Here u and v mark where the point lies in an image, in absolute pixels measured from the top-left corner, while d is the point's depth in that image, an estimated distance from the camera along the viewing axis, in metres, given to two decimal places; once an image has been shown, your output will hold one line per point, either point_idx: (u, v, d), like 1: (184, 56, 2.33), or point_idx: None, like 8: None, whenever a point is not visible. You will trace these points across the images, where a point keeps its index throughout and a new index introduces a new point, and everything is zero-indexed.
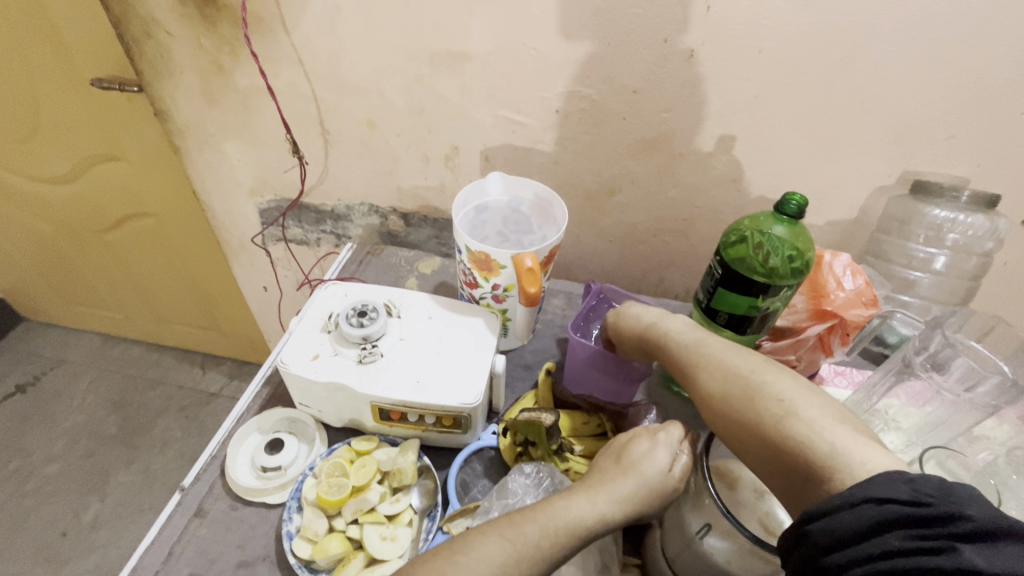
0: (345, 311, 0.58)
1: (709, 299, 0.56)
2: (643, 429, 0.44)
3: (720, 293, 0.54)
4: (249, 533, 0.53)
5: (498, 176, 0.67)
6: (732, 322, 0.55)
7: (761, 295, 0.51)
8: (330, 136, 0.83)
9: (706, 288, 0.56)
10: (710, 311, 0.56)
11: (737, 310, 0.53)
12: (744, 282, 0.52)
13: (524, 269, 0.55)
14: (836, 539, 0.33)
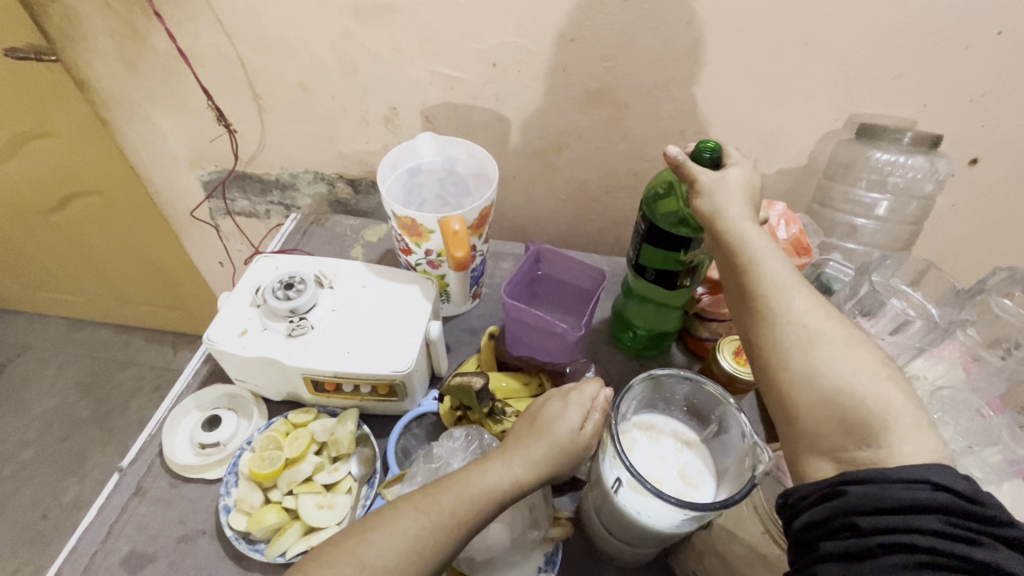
0: (272, 285, 0.56)
1: (636, 257, 0.55)
2: (557, 390, 0.45)
3: (644, 250, 0.54)
4: (190, 508, 0.53)
5: (426, 136, 0.63)
6: (661, 279, 0.55)
7: (684, 250, 0.51)
8: (263, 101, 0.79)
9: (633, 245, 0.56)
10: (638, 269, 0.56)
11: (664, 266, 0.53)
12: (667, 238, 0.51)
13: (451, 233, 0.54)
14: (877, 503, 0.29)
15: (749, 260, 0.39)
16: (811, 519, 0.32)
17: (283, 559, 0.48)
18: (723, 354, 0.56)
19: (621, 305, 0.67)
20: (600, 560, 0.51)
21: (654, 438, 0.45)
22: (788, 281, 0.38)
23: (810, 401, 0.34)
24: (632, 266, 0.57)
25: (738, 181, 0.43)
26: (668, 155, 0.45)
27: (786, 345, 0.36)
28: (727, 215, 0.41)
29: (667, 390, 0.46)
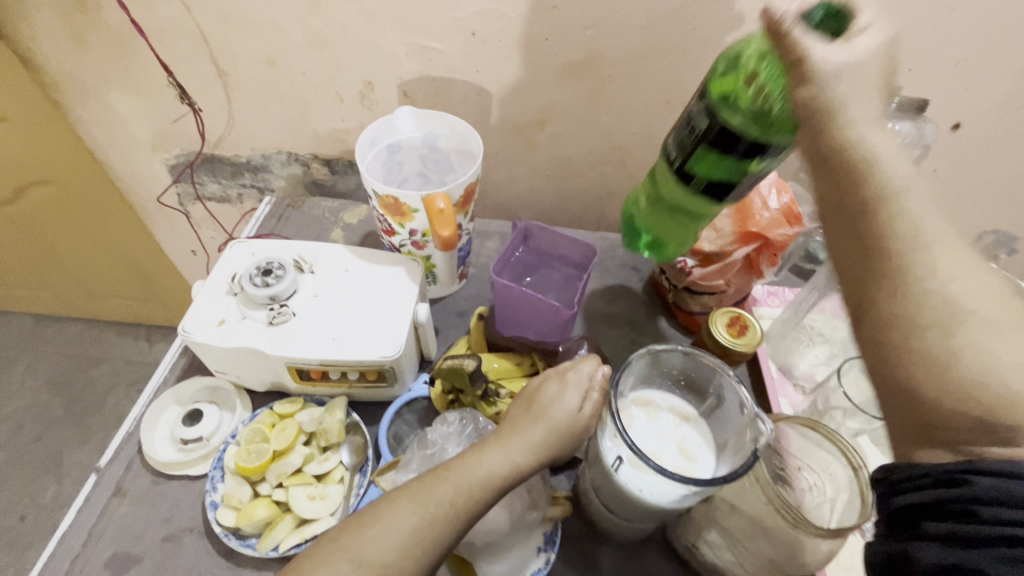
0: (248, 271, 0.53)
1: (687, 160, 0.43)
2: (553, 371, 0.44)
3: (704, 153, 0.41)
4: (174, 506, 0.51)
5: (405, 110, 0.60)
6: (710, 191, 0.43)
7: (752, 158, 0.40)
8: (228, 78, 0.74)
9: (686, 142, 0.43)
10: (684, 175, 0.44)
11: (720, 175, 0.42)
12: (739, 141, 0.40)
13: (436, 211, 0.52)
14: (996, 497, 0.25)
15: (879, 192, 0.29)
16: (913, 500, 0.28)
17: (276, 553, 0.47)
18: (717, 328, 0.56)
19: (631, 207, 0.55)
20: (599, 537, 0.51)
21: (652, 413, 0.44)
22: (933, 235, 0.29)
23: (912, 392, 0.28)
24: (677, 168, 0.44)
25: (865, 58, 0.31)
26: (769, 15, 0.32)
27: (917, 321, 0.28)
28: (846, 118, 0.30)
29: (664, 364, 0.46)
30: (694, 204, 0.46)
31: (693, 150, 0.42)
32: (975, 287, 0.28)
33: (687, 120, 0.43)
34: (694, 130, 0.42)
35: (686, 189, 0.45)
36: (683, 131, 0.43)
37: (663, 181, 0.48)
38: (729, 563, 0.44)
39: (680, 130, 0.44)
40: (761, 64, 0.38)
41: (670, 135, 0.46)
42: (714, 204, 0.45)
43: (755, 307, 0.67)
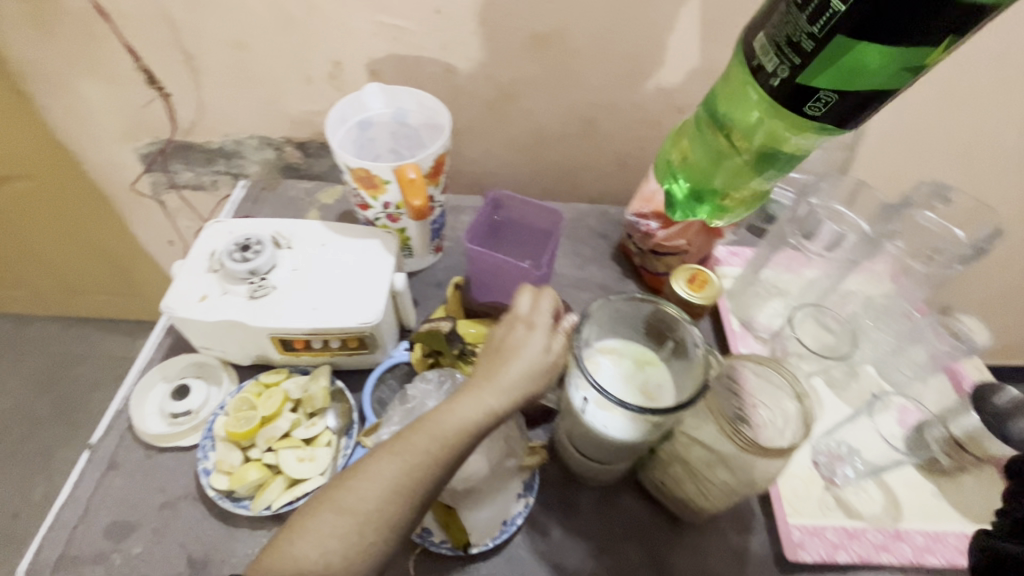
0: (227, 248, 0.55)
1: (804, 66, 0.33)
2: (516, 316, 0.46)
3: (839, 46, 0.32)
4: (168, 476, 0.53)
5: (373, 87, 0.61)
6: (835, 111, 0.35)
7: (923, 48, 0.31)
8: (196, 63, 0.75)
9: (805, 31, 0.33)
10: (797, 92, 0.34)
11: (854, 85, 0.33)
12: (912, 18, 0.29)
13: (408, 181, 0.54)
14: None
15: None
16: None
17: (270, 511, 0.50)
18: (678, 283, 0.60)
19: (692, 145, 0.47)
20: (575, 483, 0.54)
21: (616, 360, 0.48)
22: None
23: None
24: (788, 79, 0.34)
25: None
26: None
27: None
28: None
29: (626, 315, 0.49)
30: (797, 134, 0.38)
31: (815, 48, 0.32)
32: None
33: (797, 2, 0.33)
34: (824, 11, 0.31)
35: (796, 113, 0.36)
36: (792, 18, 0.33)
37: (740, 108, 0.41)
38: (693, 494, 0.48)
39: (785, 24, 0.34)
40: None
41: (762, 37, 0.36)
42: (825, 132, 0.37)
43: (718, 267, 0.69)
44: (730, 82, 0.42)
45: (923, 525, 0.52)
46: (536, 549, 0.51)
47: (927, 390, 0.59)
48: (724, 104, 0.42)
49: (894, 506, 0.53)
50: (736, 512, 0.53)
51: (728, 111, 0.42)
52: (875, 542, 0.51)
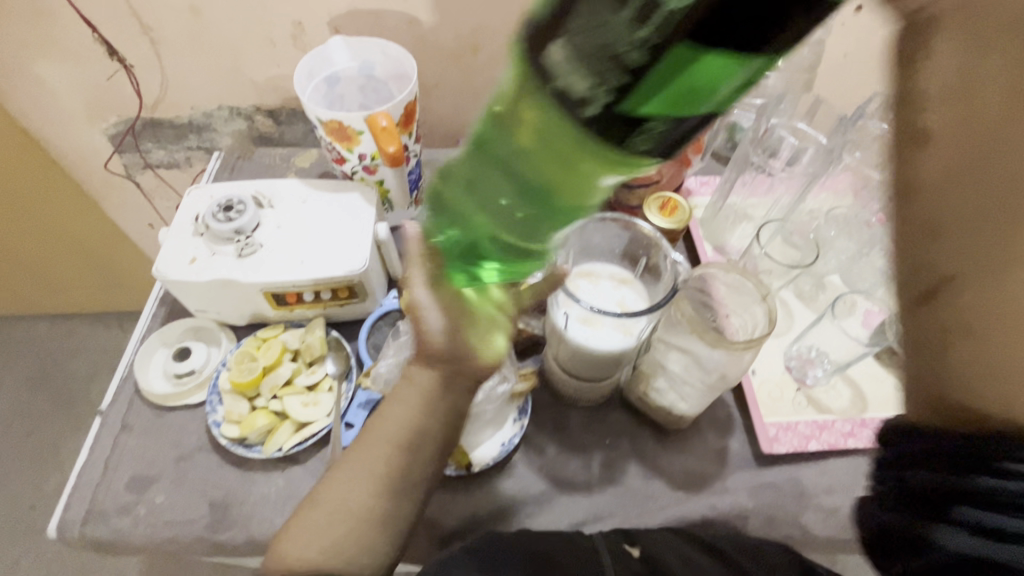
0: (211, 210, 0.56)
1: (637, 79, 0.23)
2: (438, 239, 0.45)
3: (672, 58, 0.22)
4: (180, 432, 0.56)
5: (337, 41, 0.62)
6: (664, 139, 0.25)
7: (763, 61, 0.24)
8: (154, 34, 0.74)
9: (633, 36, 0.22)
10: (611, 120, 0.23)
11: (686, 108, 0.24)
12: (739, 33, 0.22)
13: (380, 129, 0.55)
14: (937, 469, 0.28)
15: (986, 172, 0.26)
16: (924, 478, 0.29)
17: (282, 452, 0.53)
18: (651, 212, 0.62)
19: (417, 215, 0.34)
20: (566, 405, 0.58)
21: (593, 280, 0.51)
22: None
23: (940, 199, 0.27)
24: (612, 103, 0.23)
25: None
26: None
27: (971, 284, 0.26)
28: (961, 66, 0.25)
29: (598, 240, 0.52)
30: (640, 161, 0.25)
31: (645, 60, 0.22)
32: None
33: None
34: (648, 14, 0.21)
35: (615, 145, 0.24)
36: (599, 15, 0.22)
37: (564, 128, 0.23)
38: (673, 400, 0.52)
39: (593, 20, 0.22)
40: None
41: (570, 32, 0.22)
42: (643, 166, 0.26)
43: (691, 197, 0.72)
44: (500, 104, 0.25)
45: (885, 412, 0.57)
46: (533, 465, 0.54)
47: None
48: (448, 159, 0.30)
49: (859, 399, 0.58)
50: (715, 416, 0.57)
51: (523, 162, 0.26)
52: (842, 431, 0.56)
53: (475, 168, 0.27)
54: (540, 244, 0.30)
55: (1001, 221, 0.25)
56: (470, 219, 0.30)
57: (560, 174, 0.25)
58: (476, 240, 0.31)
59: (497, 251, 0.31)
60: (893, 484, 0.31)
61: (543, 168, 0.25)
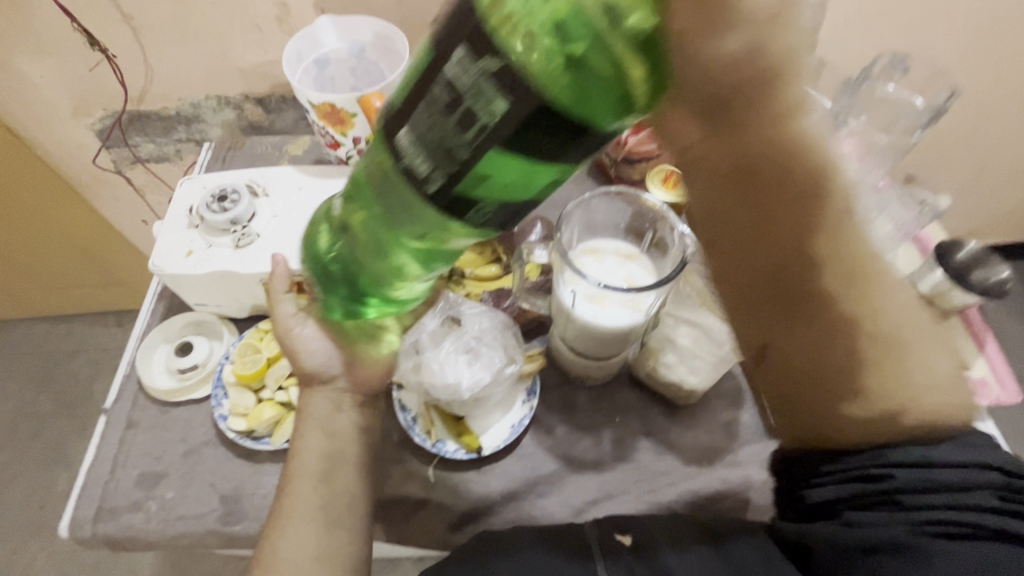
0: (205, 201, 0.55)
1: (461, 174, 0.25)
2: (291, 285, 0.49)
3: (495, 161, 0.25)
4: (187, 427, 0.55)
5: (325, 20, 0.60)
6: (496, 218, 0.28)
7: (567, 169, 0.26)
8: (135, 23, 0.72)
9: (459, 138, 0.24)
10: (447, 201, 0.26)
11: (514, 195, 0.27)
12: (546, 150, 0.24)
13: (374, 110, 0.53)
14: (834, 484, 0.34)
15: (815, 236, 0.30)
16: (827, 494, 0.34)
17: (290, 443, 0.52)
18: (653, 186, 0.61)
19: (319, 236, 0.40)
20: (574, 384, 0.57)
21: (598, 256, 0.50)
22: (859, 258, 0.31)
23: (735, 263, 0.31)
24: (446, 188, 0.26)
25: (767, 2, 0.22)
26: None
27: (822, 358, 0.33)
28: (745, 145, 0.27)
29: (601, 216, 0.51)
30: (474, 233, 0.29)
31: (473, 155, 0.25)
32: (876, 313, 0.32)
33: (439, 102, 0.24)
34: (470, 122, 0.24)
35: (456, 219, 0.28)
36: (434, 117, 0.24)
37: (409, 197, 0.28)
38: (683, 374, 0.51)
39: (428, 120, 0.25)
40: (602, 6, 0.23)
41: (410, 128, 0.25)
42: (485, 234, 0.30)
43: None
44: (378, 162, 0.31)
45: None
46: (544, 446, 0.54)
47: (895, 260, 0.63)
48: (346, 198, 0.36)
49: None
50: (724, 390, 0.57)
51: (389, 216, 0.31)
52: None
53: (364, 211, 0.33)
54: (403, 282, 0.37)
55: (792, 263, 0.30)
56: (359, 253, 0.36)
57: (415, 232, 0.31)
58: (363, 274, 0.37)
59: (379, 284, 0.38)
60: (798, 500, 0.36)
61: (404, 226, 0.31)
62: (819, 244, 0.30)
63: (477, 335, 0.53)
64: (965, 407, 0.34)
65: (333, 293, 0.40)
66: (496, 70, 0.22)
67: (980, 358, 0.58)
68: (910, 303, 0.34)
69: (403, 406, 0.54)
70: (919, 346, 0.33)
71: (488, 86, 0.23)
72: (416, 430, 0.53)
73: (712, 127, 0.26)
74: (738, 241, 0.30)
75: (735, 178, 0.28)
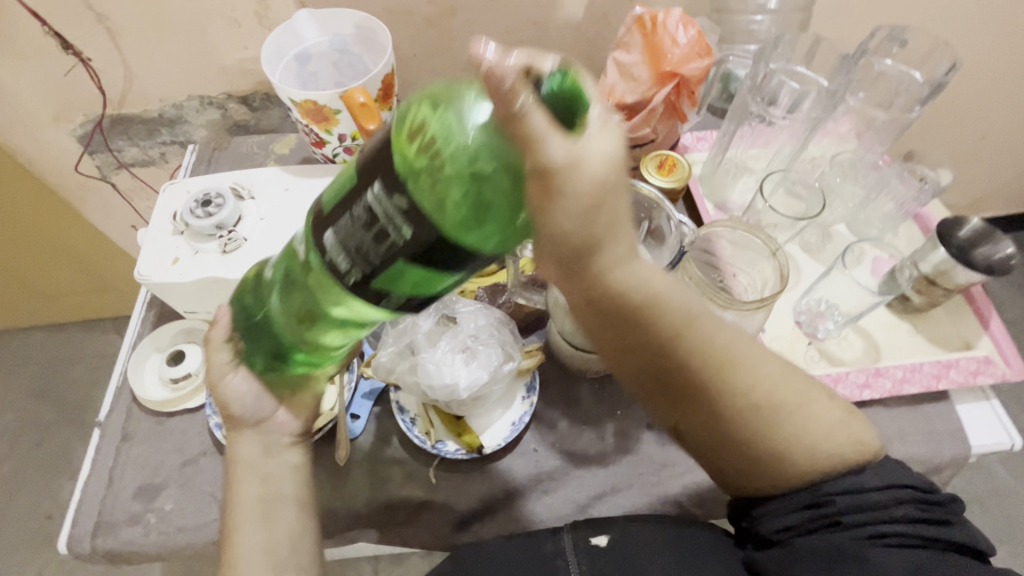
0: (188, 207, 0.54)
1: (375, 274, 0.32)
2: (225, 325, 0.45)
3: (400, 266, 0.32)
4: (183, 437, 0.54)
5: (303, 14, 0.58)
6: (402, 306, 0.34)
7: (463, 275, 0.34)
8: (110, 23, 0.70)
9: (372, 246, 0.31)
10: (363, 288, 0.33)
11: (416, 290, 0.33)
12: (440, 263, 0.31)
13: (357, 106, 0.52)
14: (785, 516, 0.40)
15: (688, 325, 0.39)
16: (780, 525, 0.40)
17: None
18: (648, 173, 0.59)
19: (245, 294, 0.43)
20: (575, 378, 0.56)
21: None
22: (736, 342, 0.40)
23: (625, 355, 0.40)
24: (361, 280, 0.33)
25: (602, 182, 0.31)
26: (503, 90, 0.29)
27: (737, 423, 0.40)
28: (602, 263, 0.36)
29: None
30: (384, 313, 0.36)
31: (382, 260, 0.31)
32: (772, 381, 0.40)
33: (360, 220, 0.31)
34: (382, 236, 0.31)
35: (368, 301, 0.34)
36: (356, 229, 0.31)
37: (332, 284, 0.34)
38: None
39: (351, 229, 0.32)
40: (491, 165, 0.30)
41: (338, 233, 0.32)
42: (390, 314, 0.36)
43: (687, 154, 0.70)
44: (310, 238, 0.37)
45: (899, 359, 0.56)
46: (546, 442, 0.53)
47: (898, 239, 0.62)
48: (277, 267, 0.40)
49: (872, 349, 0.57)
50: None
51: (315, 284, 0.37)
52: (857, 382, 0.55)
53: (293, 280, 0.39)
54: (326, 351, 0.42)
55: (668, 342, 0.39)
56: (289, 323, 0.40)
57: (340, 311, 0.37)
58: (291, 341, 0.41)
59: (304, 350, 0.42)
60: (751, 535, 0.42)
61: (328, 303, 0.37)
62: (683, 345, 0.39)
63: (472, 333, 0.52)
64: (855, 443, 0.40)
65: (260, 352, 0.44)
66: (406, 206, 0.30)
67: (984, 336, 0.57)
68: (784, 370, 0.41)
69: (401, 407, 0.53)
70: (800, 410, 0.40)
71: (398, 216, 0.30)
72: (415, 430, 0.52)
73: (566, 268, 0.37)
74: (624, 344, 0.40)
75: (607, 303, 0.37)
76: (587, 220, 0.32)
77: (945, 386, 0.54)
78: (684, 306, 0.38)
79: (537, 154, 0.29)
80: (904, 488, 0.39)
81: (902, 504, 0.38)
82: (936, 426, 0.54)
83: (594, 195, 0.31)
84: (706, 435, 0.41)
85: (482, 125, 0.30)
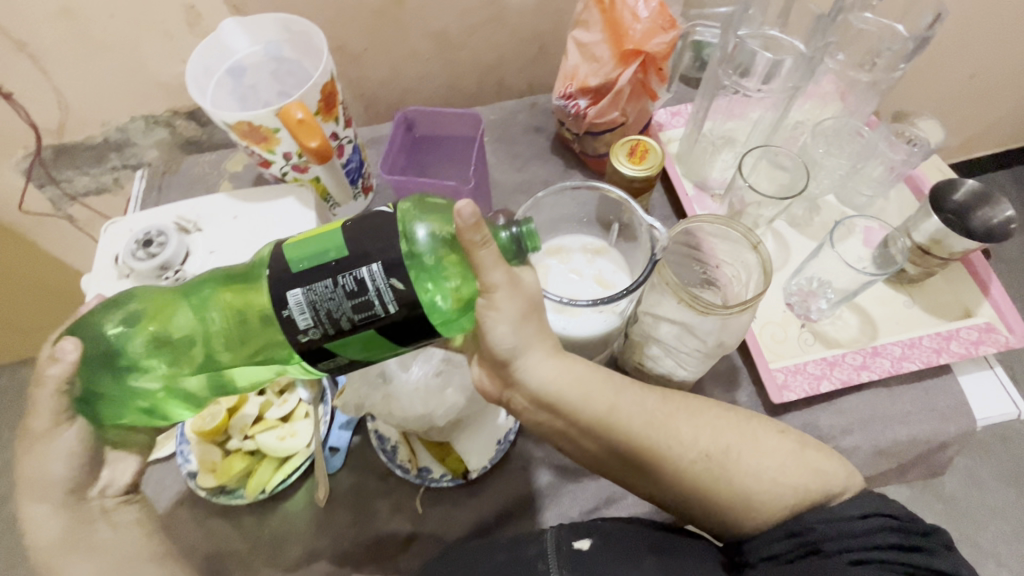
0: (130, 249, 0.50)
1: (338, 336, 0.33)
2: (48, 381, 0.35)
3: (368, 333, 0.34)
4: (158, 488, 0.52)
5: (229, 23, 0.53)
6: (344, 367, 0.37)
7: (405, 348, 0.37)
8: (31, 49, 0.64)
9: (349, 315, 0.33)
10: (317, 351, 0.34)
11: (365, 354, 0.36)
12: (402, 335, 0.34)
13: (296, 123, 0.47)
14: (769, 546, 0.37)
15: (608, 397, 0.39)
16: (762, 554, 0.37)
17: (266, 494, 0.49)
18: (620, 161, 0.55)
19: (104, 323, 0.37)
20: None
21: (564, 260, 0.47)
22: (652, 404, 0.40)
23: (569, 433, 0.41)
24: (318, 341, 0.34)
25: (534, 288, 0.38)
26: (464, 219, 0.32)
27: (695, 476, 0.38)
28: (526, 359, 0.39)
29: (562, 211, 0.47)
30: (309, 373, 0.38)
31: (352, 326, 0.33)
32: (707, 429, 0.39)
33: (344, 286, 0.32)
34: (364, 307, 0.33)
35: (309, 360, 0.35)
36: (332, 295, 0.33)
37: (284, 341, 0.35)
38: (671, 367, 0.48)
39: (327, 294, 0.33)
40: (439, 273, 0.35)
41: (308, 295, 0.33)
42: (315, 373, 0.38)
43: (662, 133, 0.66)
44: (244, 286, 0.37)
45: (897, 337, 0.53)
46: (536, 459, 0.51)
47: (888, 206, 0.60)
48: (188, 304, 0.38)
49: (868, 326, 0.54)
50: (719, 372, 0.54)
51: (237, 327, 0.37)
52: (854, 364, 0.52)
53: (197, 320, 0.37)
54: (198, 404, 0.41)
55: (605, 412, 0.39)
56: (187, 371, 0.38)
57: (263, 370, 0.39)
58: (167, 389, 0.38)
59: (175, 398, 0.39)
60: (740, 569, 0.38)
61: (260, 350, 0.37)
62: (615, 407, 0.39)
63: (446, 356, 0.49)
64: (816, 474, 0.38)
65: (104, 395, 0.37)
66: (403, 289, 0.32)
67: (984, 302, 0.55)
68: (721, 414, 0.41)
69: (380, 437, 0.51)
70: (744, 448, 0.39)
71: (389, 293, 0.32)
72: (396, 461, 0.50)
73: (499, 360, 0.40)
74: (571, 436, 0.41)
75: (544, 398, 0.39)
76: (513, 319, 0.37)
77: (947, 360, 0.52)
78: (614, 383, 0.40)
79: (480, 274, 0.35)
80: (891, 514, 0.36)
81: (891, 530, 0.35)
82: (941, 405, 0.51)
83: (525, 306, 0.37)
84: (665, 487, 0.40)
85: (430, 239, 0.35)
